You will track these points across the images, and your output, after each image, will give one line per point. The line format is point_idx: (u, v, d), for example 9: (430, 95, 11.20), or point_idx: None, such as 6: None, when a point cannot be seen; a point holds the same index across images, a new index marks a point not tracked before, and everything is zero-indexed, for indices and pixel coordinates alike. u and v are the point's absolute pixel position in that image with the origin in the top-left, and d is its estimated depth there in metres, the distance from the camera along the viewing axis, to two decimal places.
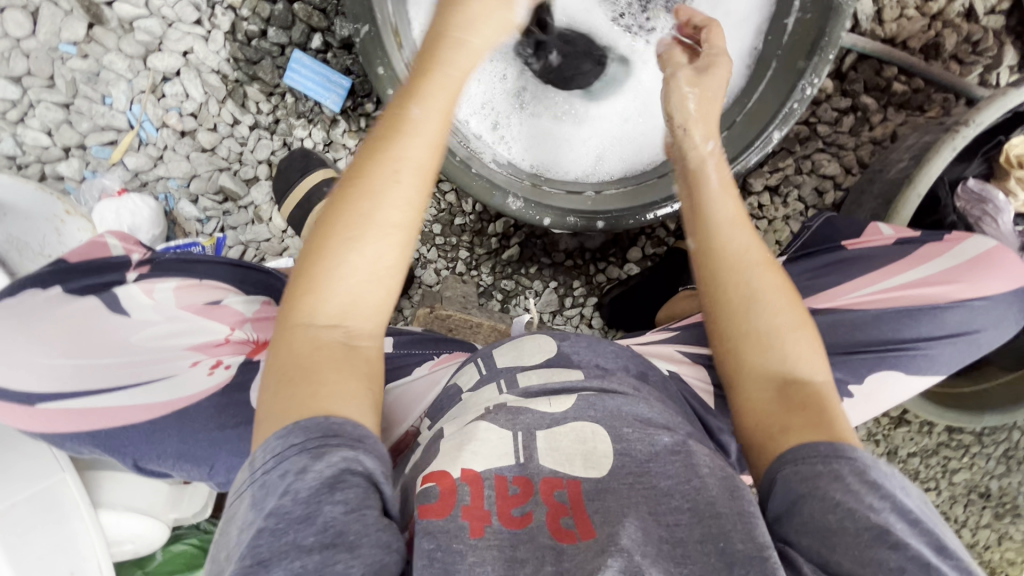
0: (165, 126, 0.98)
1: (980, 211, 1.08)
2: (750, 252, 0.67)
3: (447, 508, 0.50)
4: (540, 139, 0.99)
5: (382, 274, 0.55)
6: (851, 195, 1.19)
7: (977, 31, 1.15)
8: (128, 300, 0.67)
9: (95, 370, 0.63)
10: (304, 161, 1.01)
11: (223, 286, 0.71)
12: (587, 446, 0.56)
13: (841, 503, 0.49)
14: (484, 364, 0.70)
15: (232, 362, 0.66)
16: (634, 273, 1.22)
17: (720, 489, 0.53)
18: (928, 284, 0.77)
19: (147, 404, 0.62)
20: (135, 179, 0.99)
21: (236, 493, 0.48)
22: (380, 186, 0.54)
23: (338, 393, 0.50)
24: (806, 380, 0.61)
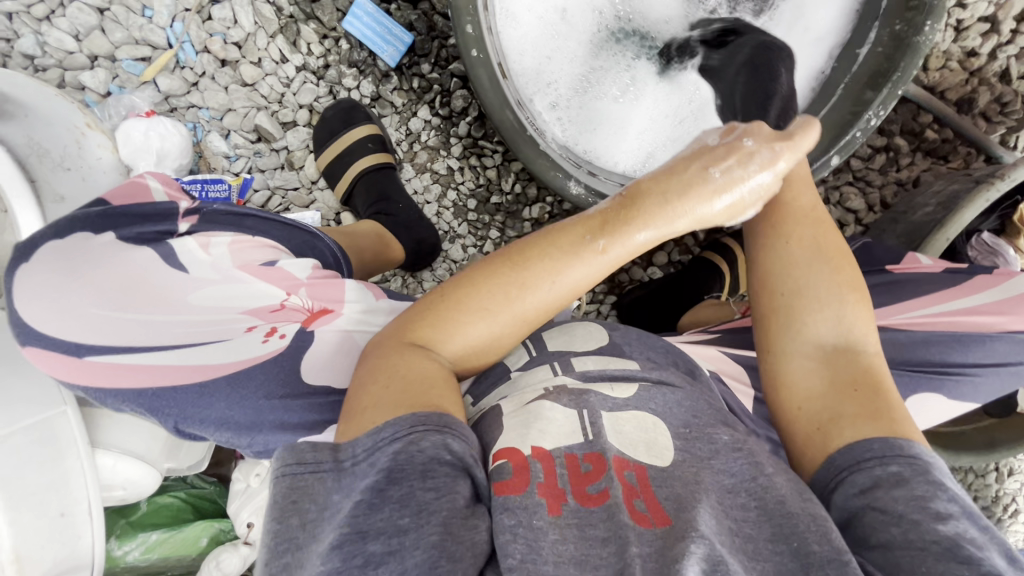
0: (207, 51, 0.92)
1: (991, 262, 1.14)
2: (812, 211, 0.66)
3: (522, 486, 0.47)
4: (598, 123, 0.91)
5: (494, 348, 0.56)
6: (873, 231, 1.22)
7: (1009, 93, 1.19)
8: (184, 254, 0.60)
9: (145, 323, 0.55)
10: (349, 113, 0.97)
11: (275, 246, 0.64)
12: (650, 436, 0.53)
13: (906, 515, 0.45)
14: (533, 346, 0.67)
15: (287, 330, 0.58)
16: (656, 276, 1.23)
17: (789, 489, 0.50)
18: (980, 311, 0.81)
19: (198, 365, 0.53)
20: (165, 102, 0.92)
21: (310, 468, 0.46)
22: (536, 280, 0.54)
23: (443, 396, 0.49)
24: (860, 352, 0.58)
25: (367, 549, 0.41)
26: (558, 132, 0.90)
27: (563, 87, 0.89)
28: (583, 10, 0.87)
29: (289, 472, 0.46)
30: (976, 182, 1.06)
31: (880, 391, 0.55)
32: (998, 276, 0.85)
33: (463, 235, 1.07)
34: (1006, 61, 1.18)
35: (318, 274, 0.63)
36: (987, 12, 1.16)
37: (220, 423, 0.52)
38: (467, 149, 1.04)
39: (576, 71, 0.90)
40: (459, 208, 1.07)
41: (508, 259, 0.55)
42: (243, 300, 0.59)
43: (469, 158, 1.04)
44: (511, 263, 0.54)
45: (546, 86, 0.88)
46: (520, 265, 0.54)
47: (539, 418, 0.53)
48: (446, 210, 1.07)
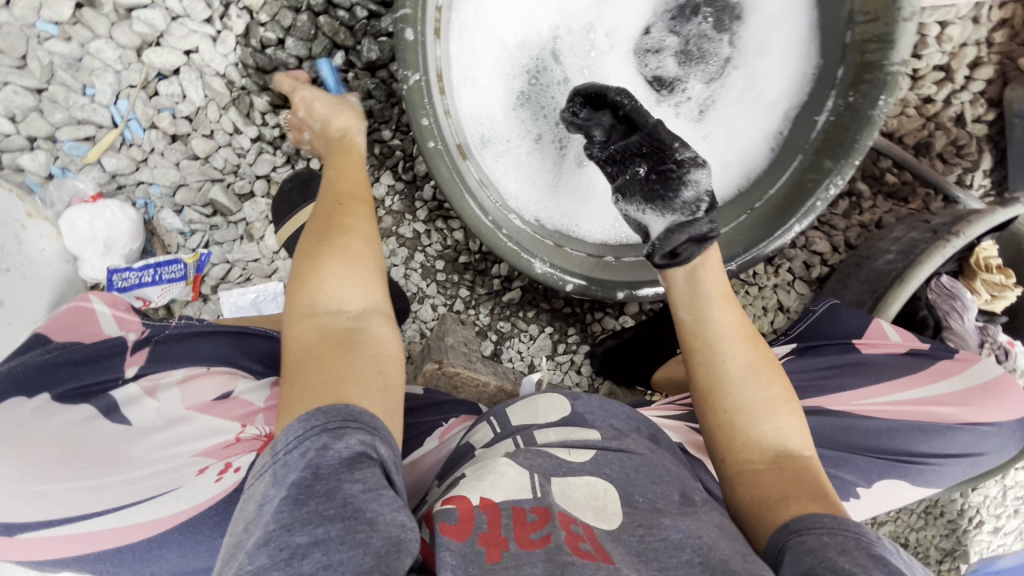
0: (155, 127, 0.88)
1: (949, 305, 1.16)
2: (728, 325, 0.73)
3: (464, 534, 0.50)
4: (559, 189, 0.93)
5: (363, 278, 0.61)
6: (836, 274, 1.24)
7: (964, 136, 1.22)
8: (127, 404, 0.58)
9: (81, 489, 0.52)
10: (308, 183, 0.93)
11: (233, 373, 0.64)
12: (598, 500, 0.56)
13: (852, 573, 0.46)
14: (498, 422, 0.70)
15: (241, 464, 0.56)
16: (628, 325, 1.22)
17: (732, 550, 0.52)
18: (939, 402, 0.89)
19: (139, 523, 0.51)
20: (112, 182, 0.88)
21: (259, 476, 0.47)
22: (343, 224, 0.65)
23: (344, 384, 0.51)
24: (797, 454, 0.66)
25: (291, 542, 0.41)
26: (512, 193, 0.90)
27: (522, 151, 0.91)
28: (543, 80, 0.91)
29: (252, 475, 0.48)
30: (935, 233, 1.08)
31: (813, 481, 0.62)
32: (961, 361, 0.93)
33: (433, 295, 1.10)
34: (960, 107, 1.21)
35: (278, 401, 0.63)
36: (941, 61, 1.18)
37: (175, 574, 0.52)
38: (432, 213, 1.05)
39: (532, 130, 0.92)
40: (427, 269, 1.09)
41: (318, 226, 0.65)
42: (196, 441, 0.58)
43: (435, 221, 1.05)
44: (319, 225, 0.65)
45: (499, 144, 0.90)
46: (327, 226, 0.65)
47: (494, 471, 0.56)
48: (414, 272, 1.08)
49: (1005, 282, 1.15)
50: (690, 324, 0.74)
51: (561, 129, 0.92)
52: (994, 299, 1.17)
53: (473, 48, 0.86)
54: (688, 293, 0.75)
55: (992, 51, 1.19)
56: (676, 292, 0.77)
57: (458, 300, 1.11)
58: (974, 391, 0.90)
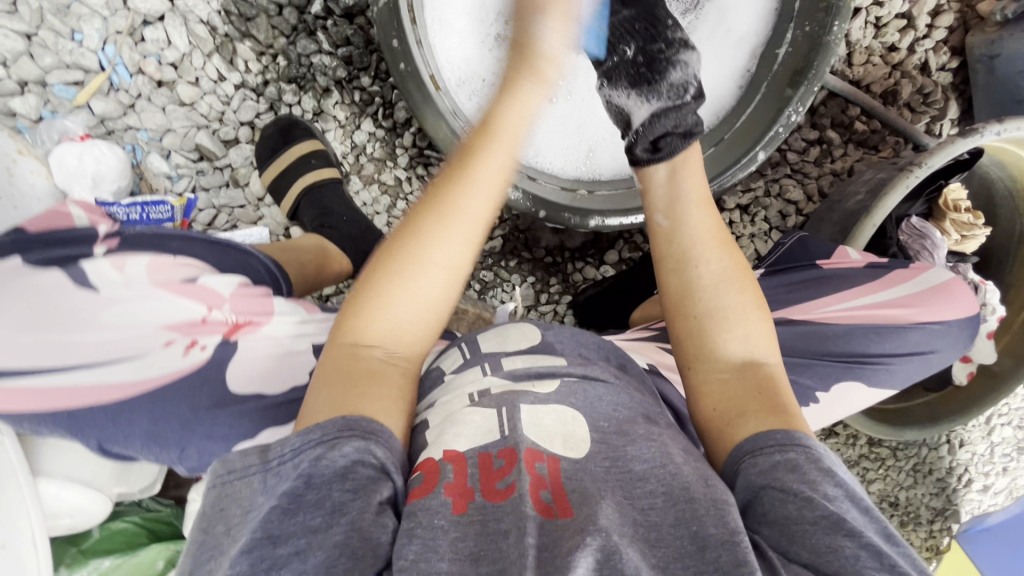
0: (141, 72, 0.92)
1: (919, 245, 1.19)
2: (703, 230, 0.67)
3: (428, 489, 0.47)
4: (535, 126, 0.96)
5: (422, 305, 0.57)
6: (812, 220, 1.28)
7: (929, 84, 1.26)
8: (96, 275, 0.62)
9: (55, 346, 0.58)
10: (290, 129, 0.98)
11: (199, 262, 0.67)
12: (567, 428, 0.52)
13: (801, 491, 0.48)
14: (469, 348, 0.64)
15: (207, 343, 0.62)
16: (608, 274, 1.25)
17: (695, 475, 0.49)
18: (894, 305, 0.91)
19: (109, 385, 0.59)
20: (101, 126, 0.92)
21: (239, 475, 0.46)
22: (426, 229, 0.56)
23: (372, 406, 0.51)
24: (762, 363, 0.62)
25: (274, 552, 0.42)
26: None
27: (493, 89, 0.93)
28: None
29: (219, 482, 0.47)
30: (900, 169, 1.11)
31: (776, 392, 0.59)
32: (913, 270, 0.94)
33: None
34: (925, 54, 1.25)
35: (242, 287, 0.67)
36: (903, 10, 1.23)
37: (146, 439, 0.59)
38: (413, 160, 1.06)
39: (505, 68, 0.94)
40: (410, 219, 1.09)
41: (410, 232, 0.57)
42: (158, 317, 0.62)
43: (416, 168, 1.06)
44: (412, 228, 0.57)
45: (471, 83, 0.92)
46: (417, 236, 0.56)
47: (458, 422, 0.52)
48: (397, 221, 1.08)
49: (974, 220, 1.19)
50: (665, 229, 0.68)
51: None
52: (963, 240, 1.21)
53: None
54: (665, 198, 0.69)
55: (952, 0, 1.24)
56: (653, 188, 0.70)
57: None
58: (927, 295, 0.91)
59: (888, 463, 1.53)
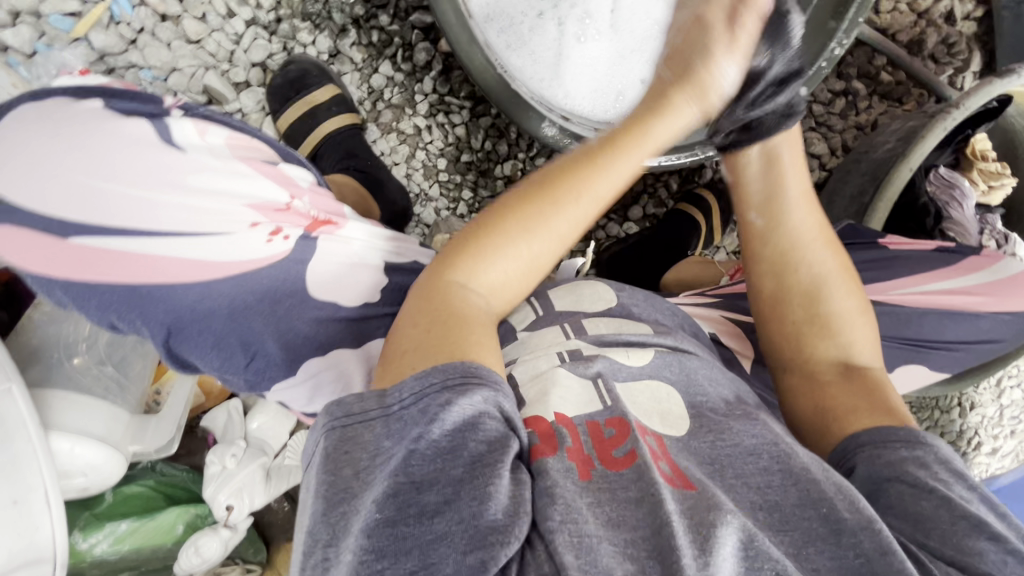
0: (143, 4, 0.86)
1: (948, 196, 1.16)
2: (812, 232, 0.62)
3: (551, 450, 0.42)
4: (562, 64, 0.91)
5: (531, 272, 0.51)
6: (835, 175, 1.25)
7: (953, 34, 1.24)
8: (178, 133, 0.49)
9: (135, 205, 0.46)
10: (301, 69, 0.91)
11: (276, 151, 0.57)
12: (663, 405, 0.48)
13: (935, 489, 0.45)
14: (541, 304, 0.61)
15: (292, 232, 0.51)
16: (632, 232, 1.21)
17: (809, 458, 0.45)
18: (962, 291, 0.88)
19: (204, 263, 0.48)
20: (101, 62, 0.85)
21: (358, 418, 0.40)
22: (561, 198, 0.50)
23: (480, 348, 0.44)
24: (864, 364, 0.60)
25: (421, 498, 0.37)
26: (516, 67, 0.89)
27: (516, 23, 0.90)
28: None
29: (334, 426, 0.40)
30: (932, 116, 1.08)
31: (881, 389, 0.57)
32: (984, 258, 0.90)
33: (435, 198, 1.03)
34: (950, 3, 1.23)
35: (316, 187, 0.58)
36: None
37: (223, 344, 0.50)
38: (434, 107, 1.00)
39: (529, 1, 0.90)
40: (430, 170, 1.03)
41: (545, 189, 0.50)
42: (244, 192, 0.50)
43: (436, 116, 1.01)
44: (545, 192, 0.50)
45: (494, 16, 0.88)
46: (550, 198, 0.50)
47: (558, 383, 0.48)
48: (416, 171, 1.02)
49: (1002, 170, 1.17)
50: (760, 230, 0.63)
51: (564, 6, 0.90)
52: (991, 190, 1.19)
53: None
54: (764, 193, 0.61)
55: None
56: (738, 175, 0.62)
57: (462, 203, 1.03)
58: (995, 285, 0.88)
59: None
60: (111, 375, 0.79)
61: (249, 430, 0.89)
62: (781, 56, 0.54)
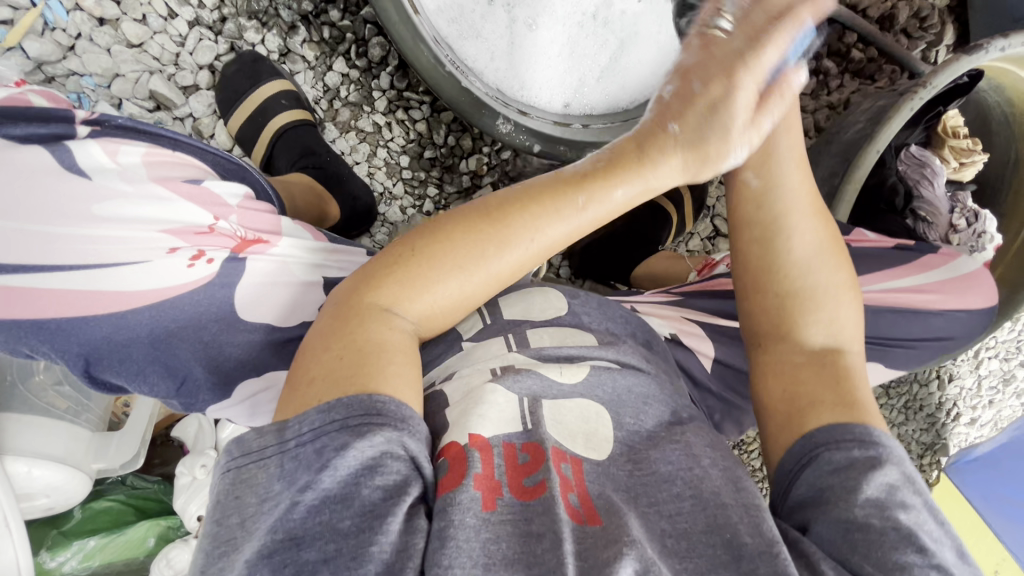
0: (79, 9, 0.82)
1: (919, 174, 1.16)
2: (814, 249, 0.60)
3: (456, 482, 0.43)
4: (520, 56, 0.88)
5: (494, 278, 0.52)
6: (809, 156, 1.24)
7: (926, 7, 1.21)
8: (84, 158, 0.54)
9: (41, 240, 0.51)
10: (252, 67, 0.89)
11: (201, 167, 0.62)
12: (590, 426, 0.51)
13: (855, 513, 0.47)
14: (489, 315, 0.64)
15: (215, 256, 0.57)
16: (603, 222, 1.20)
17: (724, 480, 0.49)
18: (921, 289, 0.88)
19: (105, 293, 0.52)
20: (38, 71, 0.82)
21: (255, 457, 0.41)
22: (540, 215, 0.52)
23: (391, 379, 0.45)
24: (843, 352, 0.59)
25: (300, 557, 0.38)
26: (468, 55, 0.86)
27: (463, 22, 0.85)
28: None
29: (231, 466, 0.42)
30: (900, 94, 1.07)
31: (855, 383, 0.57)
32: (942, 256, 0.91)
33: (400, 197, 1.02)
34: None
35: (247, 200, 0.63)
36: None
37: (144, 371, 0.55)
38: (392, 103, 0.98)
39: None
40: (392, 168, 1.01)
41: (491, 215, 0.51)
42: (161, 217, 0.55)
43: (396, 112, 0.98)
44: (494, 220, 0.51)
45: (441, 11, 0.83)
46: (529, 207, 0.52)
47: (481, 402, 0.49)
48: (378, 169, 1.00)
49: (974, 146, 1.16)
50: (755, 191, 0.61)
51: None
52: (962, 168, 1.18)
53: None
54: (759, 151, 0.60)
55: None
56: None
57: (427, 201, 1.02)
58: (953, 283, 0.88)
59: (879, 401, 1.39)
60: (69, 394, 0.78)
61: (219, 440, 0.88)
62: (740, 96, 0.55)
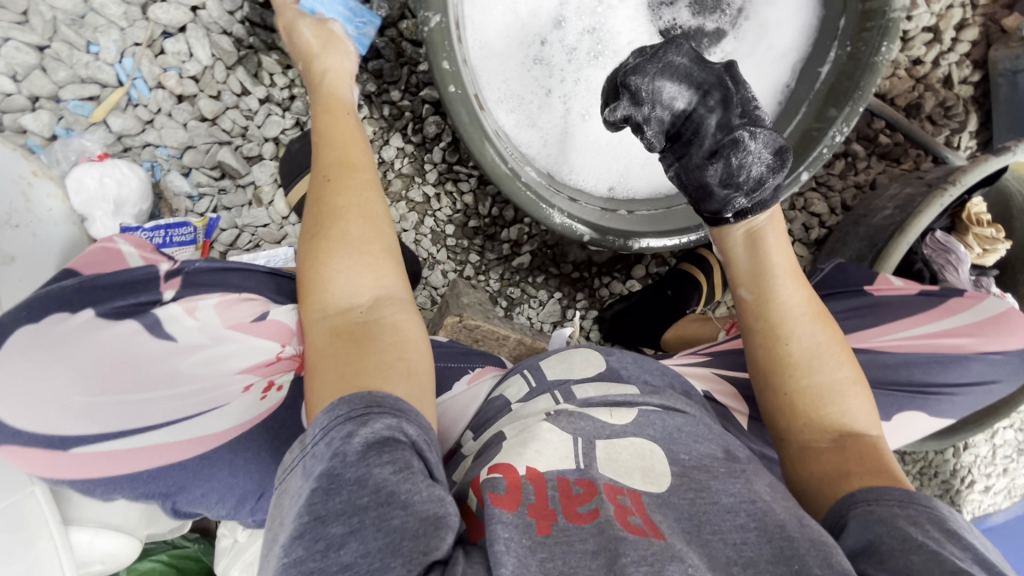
0: (161, 87, 0.87)
1: (944, 260, 1.20)
2: (819, 348, 0.64)
3: (513, 504, 0.46)
4: (569, 141, 0.92)
5: (365, 246, 0.57)
6: (835, 234, 1.28)
7: (951, 98, 1.26)
8: (172, 323, 0.57)
9: (128, 407, 0.52)
10: (318, 145, 0.93)
11: (263, 298, 0.63)
12: (646, 462, 0.53)
13: (924, 544, 0.46)
14: (533, 376, 0.68)
15: (283, 381, 0.58)
16: (635, 289, 1.23)
17: (787, 514, 0.50)
18: (956, 333, 0.90)
19: (191, 439, 0.53)
20: (118, 143, 0.87)
21: (288, 470, 0.45)
22: (331, 189, 0.60)
23: (378, 372, 0.49)
24: (863, 435, 0.61)
25: (326, 533, 0.40)
26: (522, 142, 0.90)
27: (522, 110, 0.89)
28: (540, 19, 0.87)
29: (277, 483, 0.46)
30: (929, 185, 1.11)
31: (880, 456, 0.59)
32: (969, 299, 0.94)
33: (443, 261, 1.09)
34: (948, 68, 1.26)
35: None
36: (930, 23, 1.23)
37: (223, 496, 0.54)
38: (442, 175, 1.04)
39: (527, 87, 0.89)
40: (437, 235, 1.08)
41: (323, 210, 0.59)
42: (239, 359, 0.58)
43: (445, 183, 1.05)
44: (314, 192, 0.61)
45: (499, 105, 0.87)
46: (320, 195, 0.60)
47: (537, 437, 0.53)
48: (424, 237, 1.07)
49: (996, 235, 1.19)
50: (750, 303, 0.68)
51: (569, 82, 0.90)
52: (985, 253, 1.21)
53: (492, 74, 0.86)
54: (751, 270, 0.68)
55: (977, 13, 1.25)
56: (728, 254, 0.70)
57: (468, 266, 1.11)
58: (984, 324, 0.91)
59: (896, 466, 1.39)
60: None
61: None
62: (739, 193, 0.66)
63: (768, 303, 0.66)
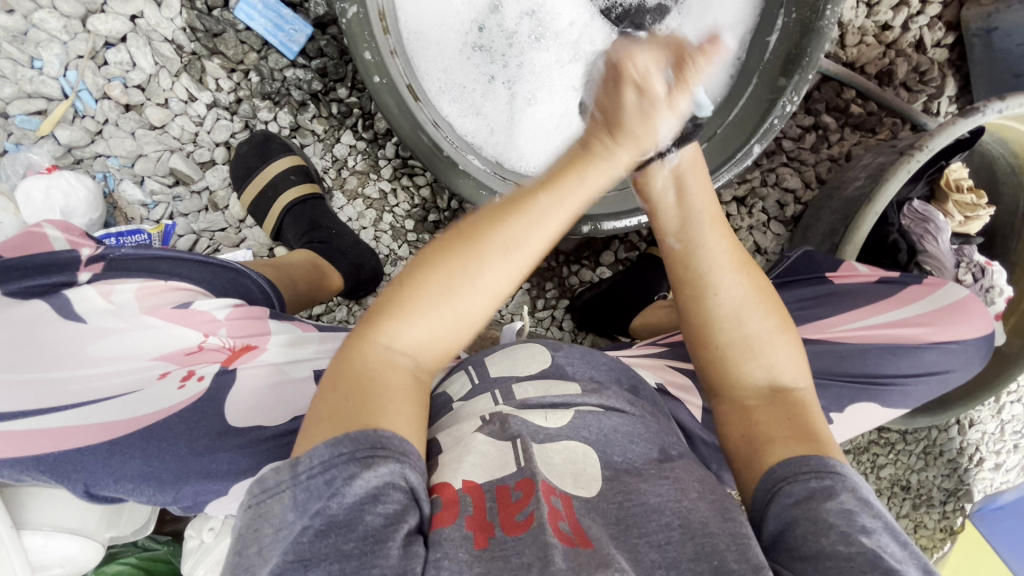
0: (107, 97, 0.90)
1: (922, 228, 1.16)
2: (745, 301, 0.62)
3: (451, 518, 0.44)
4: (513, 124, 0.90)
5: (461, 326, 0.51)
6: (810, 210, 1.24)
7: (925, 62, 1.22)
8: (82, 304, 0.62)
9: (44, 387, 0.58)
10: (264, 146, 0.94)
11: (189, 287, 0.67)
12: (578, 466, 0.51)
13: (835, 524, 0.46)
14: (476, 373, 0.65)
15: (204, 372, 0.62)
16: (606, 276, 1.21)
17: (711, 510, 0.49)
18: (907, 325, 0.86)
19: (99, 422, 0.57)
20: (68, 155, 0.90)
21: (271, 492, 0.43)
22: (490, 251, 0.50)
23: (393, 416, 0.46)
24: (789, 389, 0.60)
25: None
26: (465, 129, 0.89)
27: (465, 96, 0.89)
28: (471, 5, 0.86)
29: (251, 502, 0.43)
30: (899, 153, 1.07)
31: (806, 415, 0.57)
32: (928, 286, 0.89)
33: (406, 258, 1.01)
34: (919, 32, 1.22)
35: (236, 310, 0.67)
36: None
37: (137, 488, 0.56)
38: (397, 170, 0.99)
39: (465, 74, 0.88)
40: (397, 230, 1.01)
41: (472, 247, 0.50)
42: (158, 347, 0.63)
43: (401, 178, 0.99)
44: (470, 238, 0.50)
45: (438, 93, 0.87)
46: (477, 249, 0.50)
47: (474, 449, 0.51)
48: (384, 233, 1.01)
49: (977, 201, 1.15)
50: (679, 253, 0.64)
51: (512, 66, 0.89)
52: (967, 221, 1.17)
53: (429, 62, 0.86)
54: (677, 220, 0.64)
55: None
56: (654, 203, 0.65)
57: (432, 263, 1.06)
58: (939, 313, 0.87)
59: (896, 447, 1.32)
60: None
61: None
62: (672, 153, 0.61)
63: (697, 258, 0.63)
